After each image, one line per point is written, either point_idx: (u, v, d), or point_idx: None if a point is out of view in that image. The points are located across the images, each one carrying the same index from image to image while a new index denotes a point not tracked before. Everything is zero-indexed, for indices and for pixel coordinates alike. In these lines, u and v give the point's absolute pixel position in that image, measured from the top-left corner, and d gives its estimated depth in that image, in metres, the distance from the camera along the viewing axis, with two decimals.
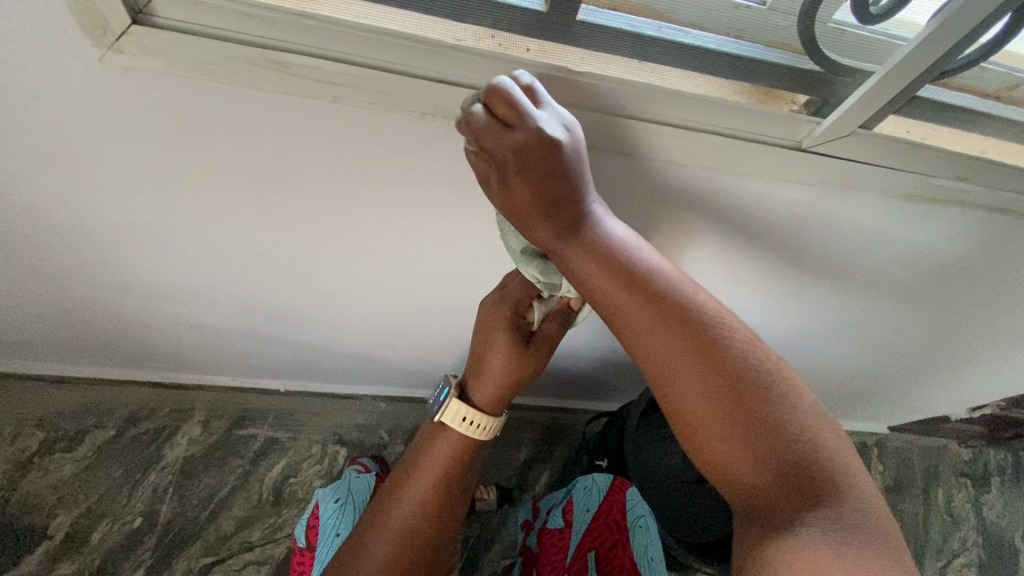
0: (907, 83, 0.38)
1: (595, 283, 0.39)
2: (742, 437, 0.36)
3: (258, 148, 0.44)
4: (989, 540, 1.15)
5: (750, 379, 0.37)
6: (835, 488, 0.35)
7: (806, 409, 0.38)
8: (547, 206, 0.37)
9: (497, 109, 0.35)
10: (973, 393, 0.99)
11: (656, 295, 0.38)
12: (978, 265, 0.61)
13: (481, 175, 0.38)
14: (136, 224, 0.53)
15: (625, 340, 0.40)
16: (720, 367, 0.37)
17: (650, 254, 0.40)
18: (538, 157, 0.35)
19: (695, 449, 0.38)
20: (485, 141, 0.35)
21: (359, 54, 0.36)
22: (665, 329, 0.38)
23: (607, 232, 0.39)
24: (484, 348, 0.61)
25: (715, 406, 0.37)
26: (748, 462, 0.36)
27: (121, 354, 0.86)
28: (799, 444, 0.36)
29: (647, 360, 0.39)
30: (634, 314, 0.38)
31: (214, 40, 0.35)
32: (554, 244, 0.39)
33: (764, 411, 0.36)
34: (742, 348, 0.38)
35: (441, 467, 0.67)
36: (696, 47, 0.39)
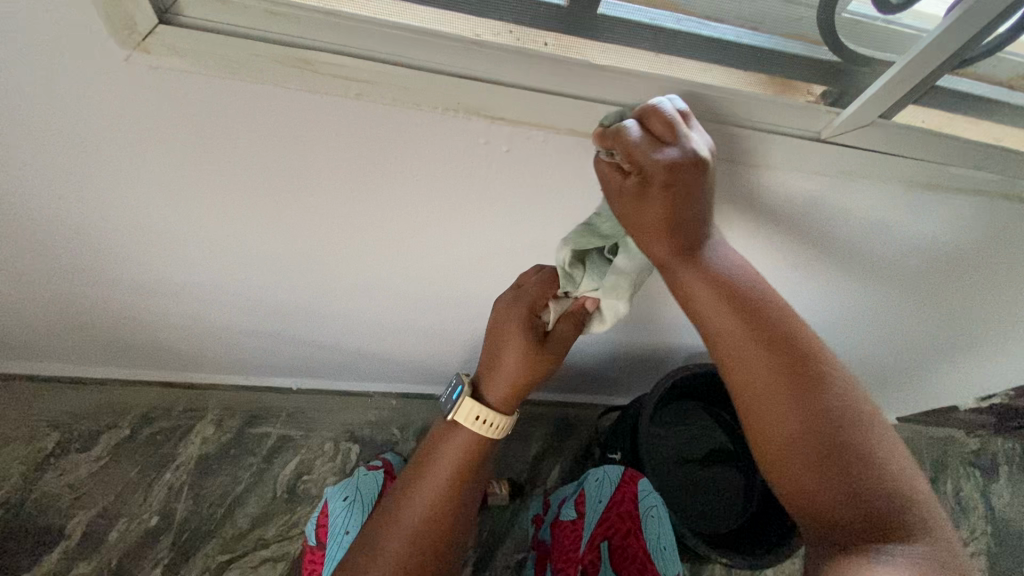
0: (927, 73, 0.38)
1: (701, 301, 0.43)
2: (827, 462, 0.38)
3: (279, 146, 0.44)
4: (998, 529, 1.16)
5: (843, 413, 0.40)
6: (923, 529, 0.36)
7: (893, 447, 0.40)
8: (675, 226, 0.40)
9: (653, 126, 0.37)
10: (982, 383, 0.99)
11: (760, 323, 0.43)
12: (991, 254, 0.61)
13: (615, 187, 0.40)
14: (155, 223, 0.53)
15: (724, 356, 0.44)
16: (815, 395, 0.40)
17: (758, 285, 0.44)
18: (685, 175, 0.37)
19: (776, 467, 0.41)
20: (635, 156, 0.37)
21: (382, 51, 0.36)
22: (765, 353, 0.42)
23: (720, 261, 0.44)
24: (497, 346, 0.62)
25: (803, 425, 0.40)
26: (829, 486, 0.38)
27: (135, 354, 0.87)
28: (882, 476, 0.38)
29: (742, 376, 0.43)
30: (736, 334, 0.43)
31: (240, 38, 0.35)
32: (665, 259, 0.42)
33: (854, 442, 0.39)
34: (835, 378, 0.42)
35: (457, 464, 0.67)
36: (717, 39, 0.40)
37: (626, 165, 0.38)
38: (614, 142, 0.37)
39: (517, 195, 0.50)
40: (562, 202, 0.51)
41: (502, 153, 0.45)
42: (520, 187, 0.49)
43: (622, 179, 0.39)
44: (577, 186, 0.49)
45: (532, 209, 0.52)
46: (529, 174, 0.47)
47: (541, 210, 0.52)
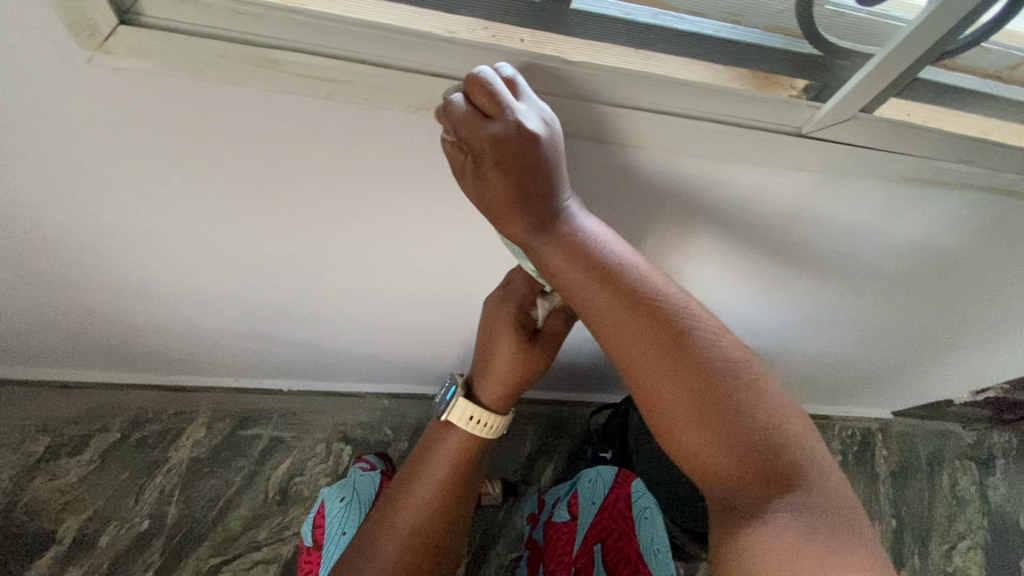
0: (908, 65, 0.38)
1: (565, 273, 0.41)
2: (710, 427, 0.38)
3: (252, 147, 0.43)
4: (994, 522, 1.16)
5: (714, 370, 0.39)
6: (801, 472, 0.37)
7: (770, 400, 0.39)
8: (521, 200, 0.39)
9: (476, 98, 0.36)
10: (976, 376, 0.99)
11: (627, 290, 0.40)
12: (983, 249, 0.61)
13: (457, 167, 0.40)
14: (132, 226, 0.52)
15: (595, 328, 0.42)
16: (689, 357, 0.39)
17: (621, 247, 0.42)
18: (517, 150, 0.36)
19: (670, 439, 0.40)
20: (464, 132, 0.36)
21: (351, 49, 0.36)
22: (636, 323, 0.40)
23: (578, 226, 0.42)
24: (490, 346, 0.61)
25: (677, 392, 0.39)
26: (717, 451, 0.38)
27: (122, 358, 0.86)
28: (767, 431, 0.38)
29: (617, 347, 0.41)
30: (603, 307, 0.41)
31: (203, 38, 0.34)
32: (523, 234, 0.41)
33: (731, 400, 0.38)
34: (706, 335, 0.40)
35: (452, 466, 0.67)
36: (695, 33, 0.39)
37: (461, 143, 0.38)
38: (445, 118, 0.37)
39: None
40: None
41: None
42: None
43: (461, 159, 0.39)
44: None
45: None
46: None
47: None
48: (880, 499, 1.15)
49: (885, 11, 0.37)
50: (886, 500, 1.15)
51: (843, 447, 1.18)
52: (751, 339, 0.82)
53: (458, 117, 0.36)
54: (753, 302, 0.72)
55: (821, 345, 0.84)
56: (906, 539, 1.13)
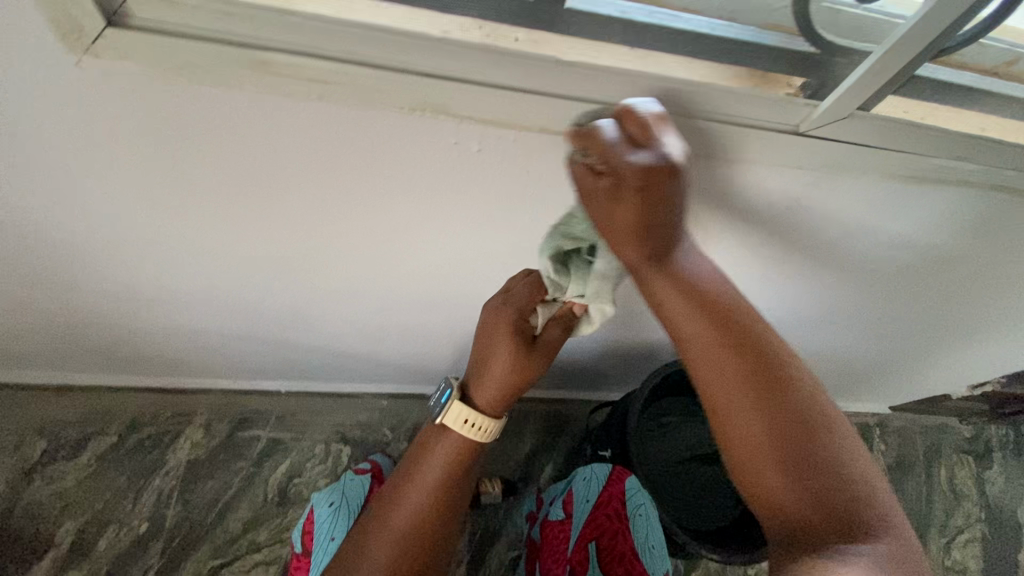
0: (905, 63, 0.37)
1: (671, 305, 0.42)
2: (792, 467, 0.39)
3: (245, 149, 0.43)
4: (992, 515, 1.16)
5: (805, 419, 0.41)
6: (877, 522, 0.38)
7: (855, 455, 0.40)
8: (649, 232, 0.38)
9: (630, 129, 0.35)
10: (973, 371, 0.99)
11: (730, 330, 0.42)
12: (980, 244, 0.61)
13: (586, 189, 0.38)
14: (126, 229, 0.52)
15: (693, 361, 0.43)
16: (786, 404, 0.41)
17: (733, 292, 0.44)
18: (662, 181, 0.35)
19: (744, 473, 0.41)
20: (610, 158, 0.35)
21: (343, 50, 0.35)
22: (735, 363, 0.42)
23: (693, 266, 0.43)
24: (488, 350, 0.61)
25: (769, 429, 0.40)
26: (797, 489, 0.39)
27: (118, 360, 0.86)
28: (849, 480, 0.39)
29: (714, 380, 0.42)
30: (703, 340, 0.42)
31: (192, 39, 0.34)
32: (636, 264, 0.41)
33: (819, 449, 0.40)
34: (802, 386, 0.42)
35: (446, 467, 0.67)
36: (688, 31, 0.39)
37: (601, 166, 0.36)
38: (590, 141, 0.35)
39: (494, 194, 0.49)
40: (539, 202, 0.50)
41: (474, 152, 0.44)
42: (496, 186, 0.48)
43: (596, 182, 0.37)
44: (554, 184, 0.48)
45: (511, 208, 0.51)
46: (504, 173, 0.46)
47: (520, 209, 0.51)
48: None
49: (879, 7, 0.38)
50: None
51: None
52: None
53: (606, 144, 0.35)
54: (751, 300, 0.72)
55: (819, 341, 0.84)
56: None
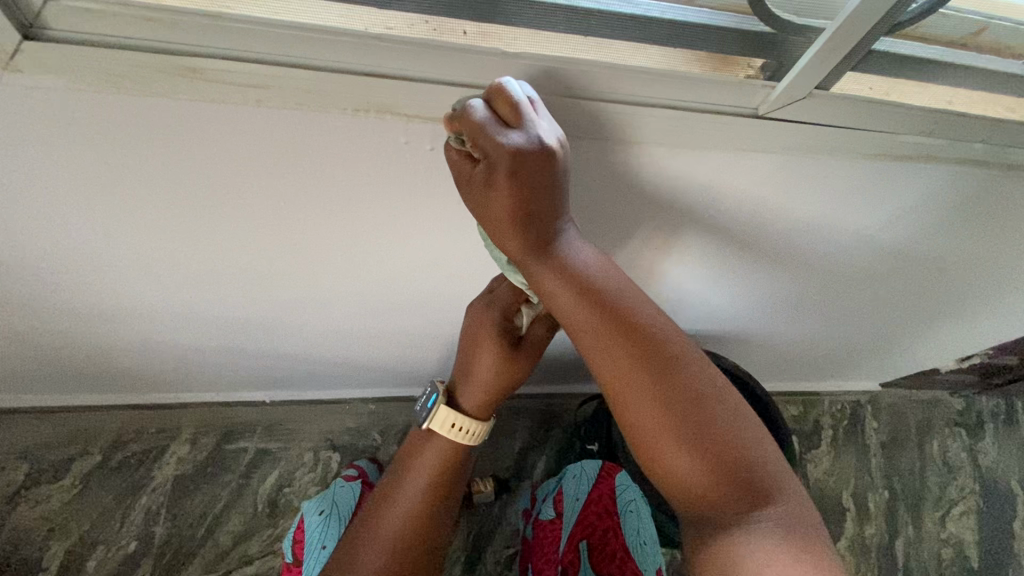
0: (859, 37, 0.36)
1: (559, 295, 0.43)
2: (691, 444, 0.39)
3: (187, 158, 0.41)
4: (986, 486, 1.17)
5: (696, 391, 0.41)
6: (775, 487, 0.38)
7: (747, 421, 0.41)
8: (523, 218, 0.41)
9: (502, 111, 0.36)
10: (960, 346, 0.99)
11: (612, 311, 0.43)
12: (957, 220, 0.60)
13: (463, 175, 0.40)
14: (78, 246, 0.51)
15: (586, 352, 0.44)
16: (673, 378, 0.41)
17: (616, 277, 0.45)
18: (533, 163, 0.37)
19: (647, 458, 0.41)
20: (479, 142, 0.36)
21: (274, 53, 0.34)
22: (621, 342, 0.42)
23: (576, 253, 0.44)
24: (472, 352, 0.60)
25: (657, 412, 0.40)
26: (695, 467, 0.38)
27: (94, 379, 0.84)
28: (745, 448, 0.39)
29: (603, 368, 0.43)
30: (595, 326, 0.43)
31: (118, 49, 0.32)
32: (519, 252, 0.43)
33: (713, 420, 0.40)
34: (687, 360, 0.42)
35: (436, 469, 0.65)
36: (638, 16, 0.37)
37: (475, 152, 0.38)
38: (462, 123, 0.36)
39: (455, 193, 0.48)
40: None
41: (427, 151, 0.42)
42: (455, 185, 0.46)
43: (472, 167, 0.39)
44: None
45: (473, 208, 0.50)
46: None
47: None
48: (872, 472, 1.15)
49: None
50: (879, 472, 1.16)
51: (833, 422, 1.18)
52: (731, 323, 0.82)
53: (477, 123, 0.35)
54: (731, 287, 0.71)
55: (803, 324, 0.84)
56: (899, 509, 1.13)
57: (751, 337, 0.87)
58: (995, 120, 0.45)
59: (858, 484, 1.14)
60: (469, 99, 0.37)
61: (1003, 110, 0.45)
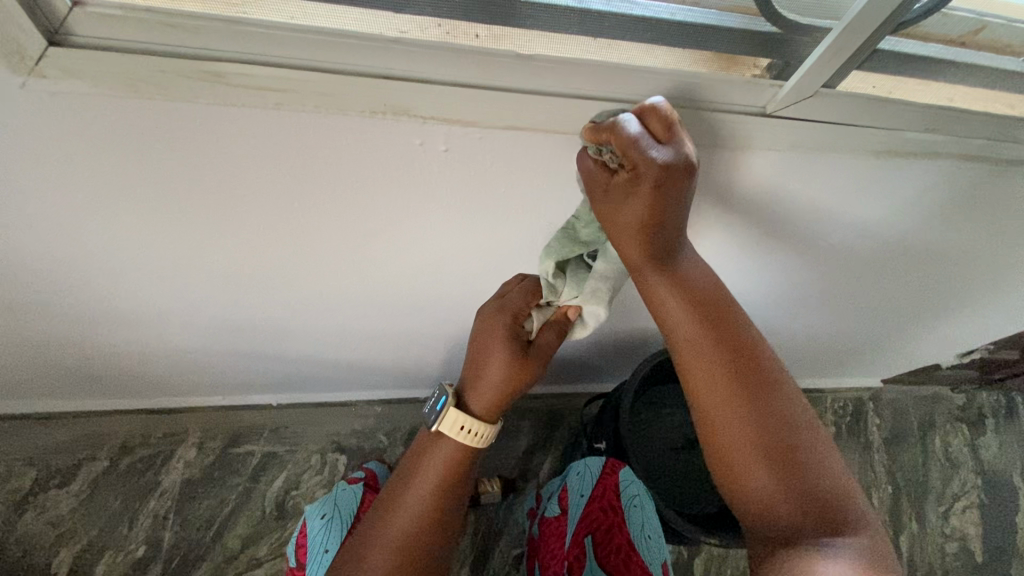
0: (863, 37, 0.37)
1: (669, 307, 0.47)
2: (774, 463, 0.45)
3: (203, 160, 0.42)
4: (988, 481, 1.18)
5: (783, 417, 0.46)
6: (843, 514, 0.44)
7: (822, 451, 0.47)
8: (653, 233, 0.42)
9: (653, 124, 0.37)
10: (960, 341, 1.00)
11: (718, 329, 0.48)
12: (959, 215, 0.61)
13: (597, 182, 0.41)
14: (92, 250, 0.51)
15: (686, 361, 0.48)
16: (766, 402, 0.47)
17: (722, 296, 0.49)
18: (678, 179, 0.38)
19: (727, 466, 0.47)
20: (630, 153, 0.37)
21: (294, 57, 0.35)
22: (723, 358, 0.47)
23: (690, 270, 0.48)
24: (482, 355, 0.61)
25: (747, 428, 0.46)
26: (775, 483, 0.45)
27: (102, 384, 0.85)
28: (820, 475, 0.45)
29: (701, 381, 0.48)
30: (699, 340, 0.48)
31: (141, 54, 0.33)
32: (636, 262, 0.45)
33: (794, 444, 0.46)
34: (779, 387, 0.48)
35: (445, 470, 0.66)
36: (647, 17, 0.37)
37: (619, 161, 0.39)
38: (608, 134, 0.37)
39: (466, 194, 0.48)
40: (515, 201, 0.50)
41: (440, 152, 0.43)
42: (467, 186, 0.47)
43: (609, 176, 0.40)
44: (522, 182, 0.47)
45: (483, 208, 0.50)
46: (474, 171, 0.45)
47: (493, 207, 0.51)
48: (875, 467, 1.16)
49: None
50: (882, 467, 1.16)
51: (836, 419, 1.19)
52: None
53: (623, 137, 0.36)
54: (736, 284, 0.72)
55: (806, 320, 0.85)
56: (903, 504, 1.14)
57: (755, 334, 0.88)
58: (995, 117, 0.46)
59: (861, 479, 1.15)
60: (616, 115, 0.37)
61: (1003, 106, 0.46)
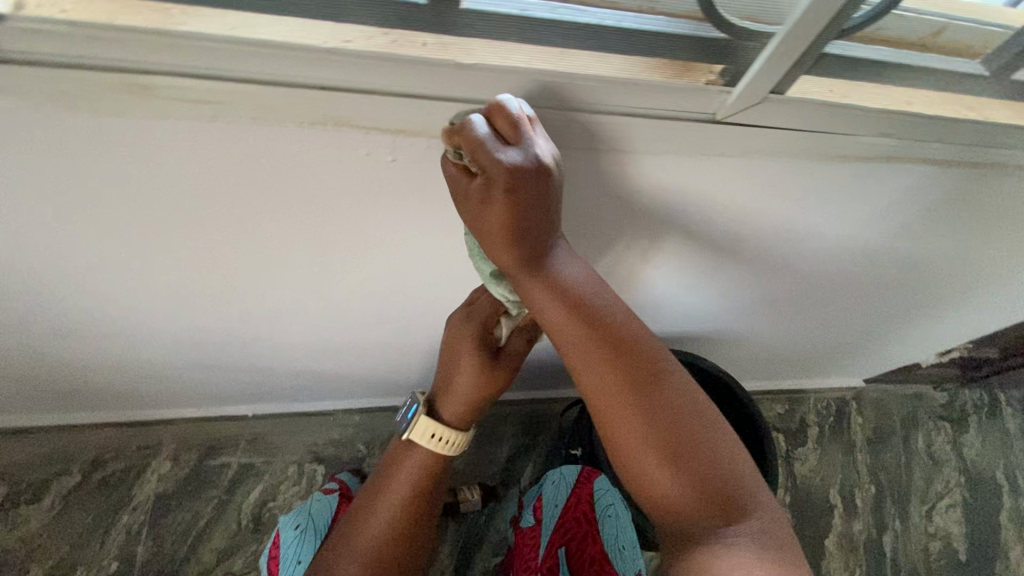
0: (808, 42, 0.37)
1: (548, 311, 0.46)
2: (671, 457, 0.43)
3: (144, 172, 0.41)
4: (971, 479, 1.18)
5: (676, 412, 0.45)
6: (744, 501, 0.43)
7: (719, 437, 0.45)
8: (520, 238, 0.42)
9: (499, 125, 0.36)
10: (939, 341, 0.99)
11: (600, 327, 0.46)
12: (926, 217, 0.60)
13: (461, 188, 0.40)
14: (42, 264, 0.50)
15: (575, 364, 0.47)
16: (658, 401, 0.45)
17: (603, 293, 0.47)
18: (531, 182, 0.37)
19: (629, 468, 0.45)
20: (480, 158, 0.36)
21: (230, 69, 0.34)
22: (608, 357, 0.46)
23: (566, 269, 0.46)
24: (451, 365, 0.60)
25: (641, 426, 0.45)
26: (672, 480, 0.43)
27: (71, 398, 0.83)
28: (718, 462, 0.44)
29: (592, 384, 0.46)
30: (583, 342, 0.46)
31: (69, 68, 0.32)
32: (512, 266, 0.44)
33: (689, 434, 0.44)
34: (668, 378, 0.47)
35: (417, 479, 0.65)
36: (592, 25, 0.37)
37: (473, 165, 0.38)
38: (460, 137, 0.36)
39: (422, 203, 0.48)
40: None
41: (389, 162, 0.42)
42: (421, 194, 0.46)
43: (469, 181, 0.39)
44: None
45: (441, 216, 0.50)
46: (427, 179, 0.45)
47: (451, 215, 0.50)
48: (859, 467, 1.16)
49: None
50: (865, 467, 1.16)
51: (819, 419, 1.19)
52: (711, 323, 0.82)
53: (474, 139, 0.36)
54: (708, 288, 0.71)
55: (783, 323, 0.84)
56: (886, 504, 1.14)
57: (733, 336, 0.87)
58: (951, 120, 0.46)
59: (845, 480, 1.15)
60: (468, 116, 0.37)
61: (964, 108, 0.46)
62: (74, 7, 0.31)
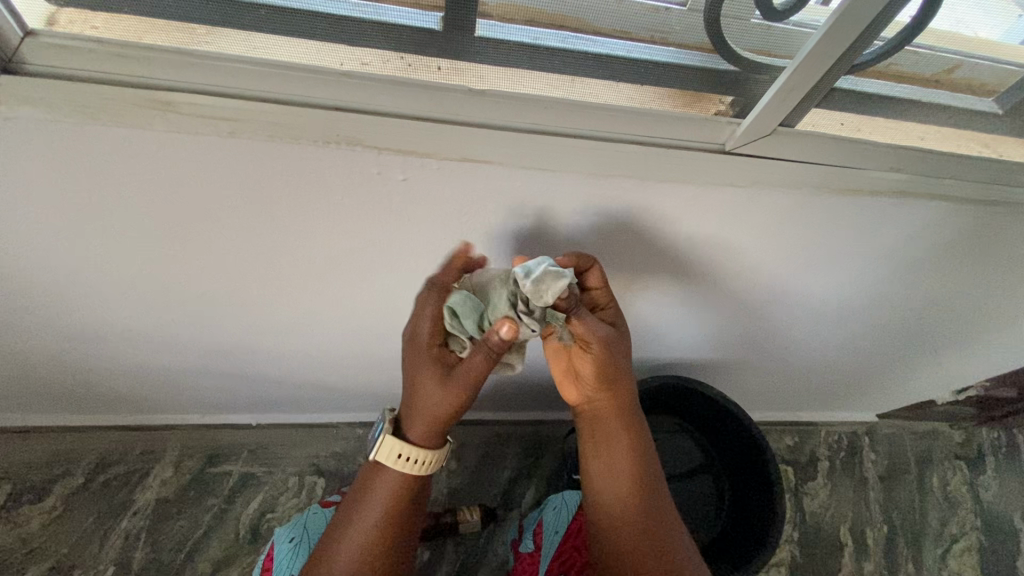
0: (817, 77, 0.37)
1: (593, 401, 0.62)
2: (645, 535, 0.60)
3: (160, 181, 0.42)
4: (987, 522, 1.13)
5: (655, 504, 0.62)
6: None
7: (679, 530, 0.62)
8: (609, 347, 0.56)
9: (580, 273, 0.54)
10: (956, 377, 0.97)
11: (625, 428, 0.63)
12: (941, 253, 0.60)
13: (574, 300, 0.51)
14: (60, 270, 0.51)
15: (594, 444, 0.64)
16: (649, 494, 0.62)
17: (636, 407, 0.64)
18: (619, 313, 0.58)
19: (611, 532, 0.61)
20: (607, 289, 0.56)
21: (252, 88, 0.36)
22: (623, 447, 0.62)
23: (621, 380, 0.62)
24: (410, 378, 0.55)
25: (628, 505, 0.61)
26: (641, 546, 0.59)
27: (82, 399, 0.85)
28: (677, 547, 0.60)
29: (602, 461, 0.63)
30: (608, 432, 0.63)
31: (101, 84, 0.34)
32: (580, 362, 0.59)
33: (662, 521, 0.61)
34: (658, 479, 0.63)
35: (387, 501, 0.58)
36: (601, 54, 0.37)
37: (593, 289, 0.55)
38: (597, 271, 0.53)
39: (432, 222, 0.48)
40: (480, 230, 0.50)
41: (400, 181, 0.43)
42: (433, 215, 0.47)
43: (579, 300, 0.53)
44: (487, 212, 0.48)
45: (450, 234, 0.50)
46: (438, 200, 0.45)
47: (460, 233, 0.50)
48: (871, 506, 1.12)
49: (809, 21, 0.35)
50: (877, 506, 1.13)
51: (829, 453, 1.16)
52: (719, 352, 0.81)
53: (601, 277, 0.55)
54: (716, 316, 0.70)
55: (796, 354, 0.83)
56: (898, 545, 1.10)
57: (741, 365, 0.86)
58: (958, 158, 0.46)
59: (856, 518, 1.11)
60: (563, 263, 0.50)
61: (976, 145, 0.46)
62: (103, 23, 0.33)
